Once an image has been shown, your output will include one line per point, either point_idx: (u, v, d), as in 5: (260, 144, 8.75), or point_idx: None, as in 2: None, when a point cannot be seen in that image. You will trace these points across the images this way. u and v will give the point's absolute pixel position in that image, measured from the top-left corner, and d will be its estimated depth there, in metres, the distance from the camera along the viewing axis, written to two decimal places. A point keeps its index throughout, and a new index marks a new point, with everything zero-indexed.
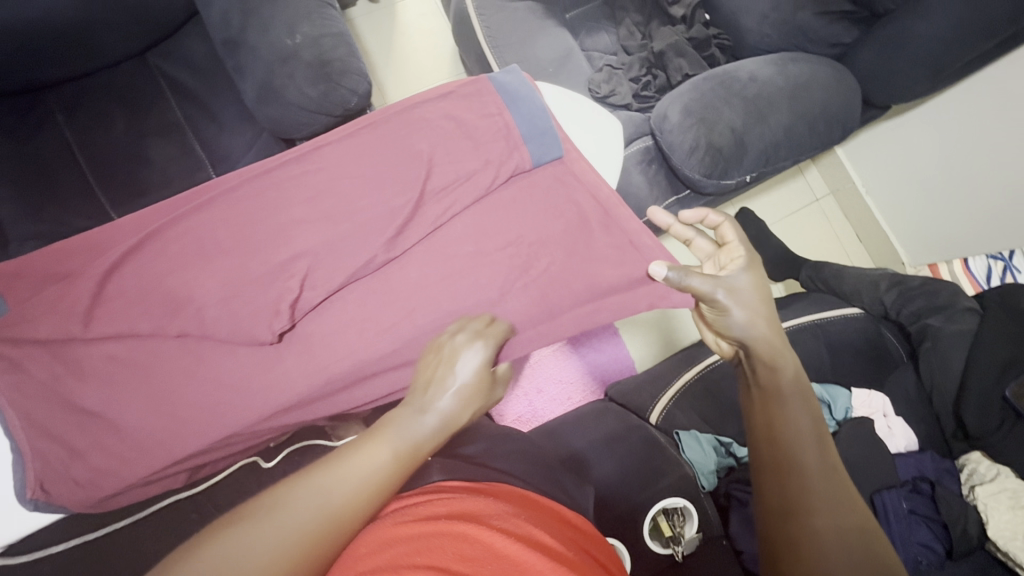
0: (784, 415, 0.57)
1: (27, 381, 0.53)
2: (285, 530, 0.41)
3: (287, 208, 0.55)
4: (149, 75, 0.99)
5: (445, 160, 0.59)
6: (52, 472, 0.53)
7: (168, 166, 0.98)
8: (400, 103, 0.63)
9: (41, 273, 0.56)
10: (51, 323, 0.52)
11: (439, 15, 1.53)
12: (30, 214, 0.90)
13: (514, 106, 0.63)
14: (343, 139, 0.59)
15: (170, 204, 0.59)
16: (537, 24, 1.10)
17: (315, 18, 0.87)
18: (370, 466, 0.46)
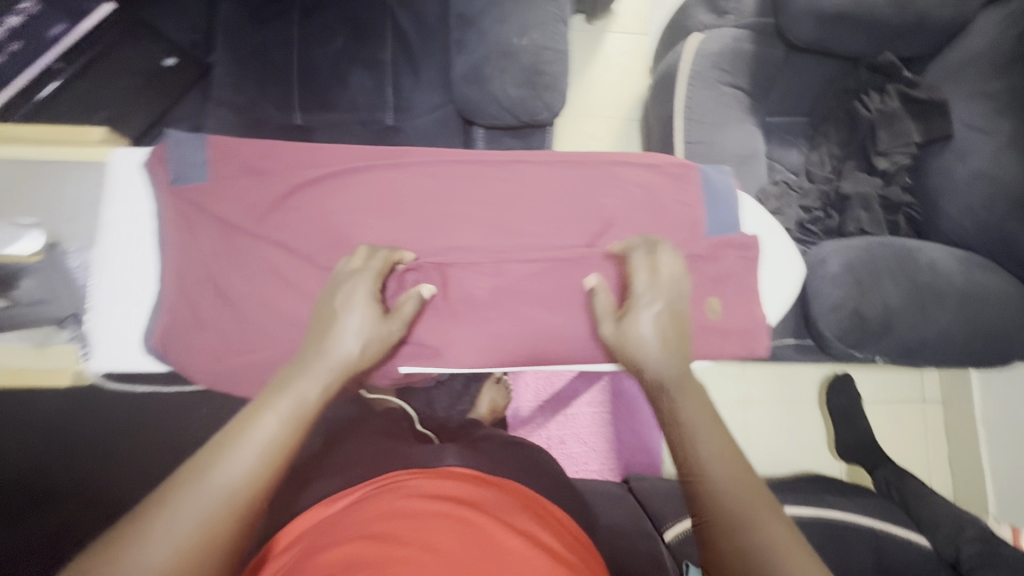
0: (710, 465, 0.46)
1: (189, 249, 0.59)
2: (207, 501, 0.40)
3: (470, 202, 0.58)
4: (380, 11, 1.06)
5: (629, 224, 0.59)
6: (165, 339, 0.58)
7: (358, 95, 1.04)
8: (606, 153, 0.63)
9: (235, 160, 0.61)
10: (234, 210, 0.58)
11: (640, 61, 1.55)
12: (237, 88, 1.02)
13: (714, 202, 0.61)
14: (541, 165, 0.61)
15: (356, 151, 0.62)
16: (737, 116, 1.10)
17: (547, 29, 0.90)
18: (277, 423, 0.45)
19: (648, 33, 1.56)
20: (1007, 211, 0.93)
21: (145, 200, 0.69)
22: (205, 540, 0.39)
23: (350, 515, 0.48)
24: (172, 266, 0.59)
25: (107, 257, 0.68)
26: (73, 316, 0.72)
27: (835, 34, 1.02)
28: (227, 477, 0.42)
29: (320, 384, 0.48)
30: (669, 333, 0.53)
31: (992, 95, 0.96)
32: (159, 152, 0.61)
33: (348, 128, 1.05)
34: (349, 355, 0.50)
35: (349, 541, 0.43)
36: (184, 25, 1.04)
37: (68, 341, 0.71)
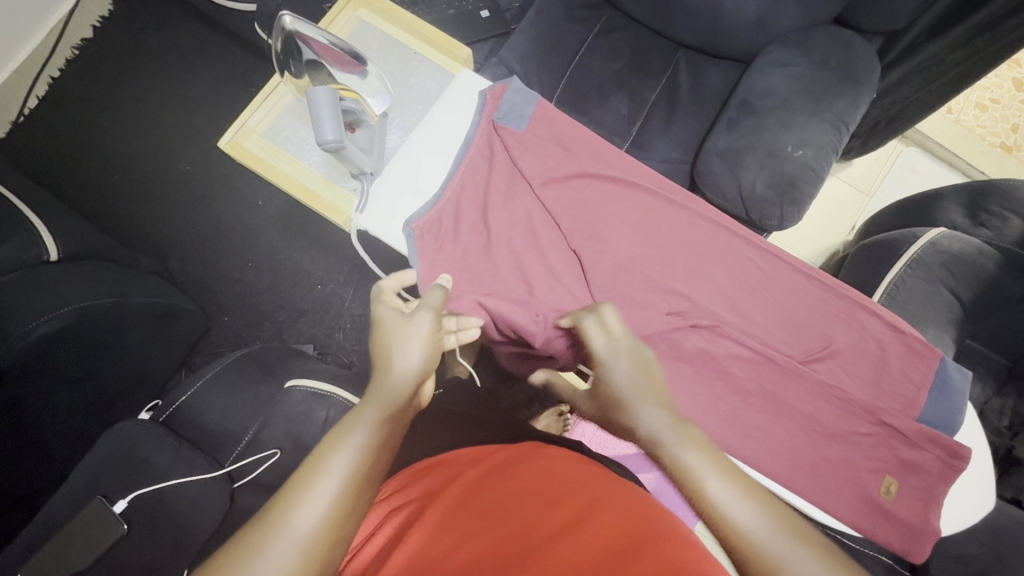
0: (708, 498, 0.50)
1: (481, 176, 0.76)
2: (310, 516, 0.46)
3: (720, 271, 0.73)
4: (668, 61, 1.14)
5: (841, 363, 0.69)
6: (445, 229, 0.73)
7: (611, 114, 1.11)
8: (858, 293, 0.72)
9: (545, 133, 0.78)
10: (531, 166, 0.75)
11: (850, 217, 1.53)
12: (522, 53, 1.10)
13: (935, 391, 0.68)
14: (797, 275, 0.73)
15: (632, 170, 0.78)
16: (942, 321, 1.04)
17: (822, 153, 0.92)
18: (349, 455, 0.50)
19: (873, 196, 1.54)
20: None
21: (465, 116, 0.79)
22: (302, 571, 0.44)
23: (522, 477, 0.58)
24: (479, 183, 0.76)
25: (417, 142, 0.78)
26: (370, 174, 0.75)
27: None
28: (298, 520, 0.46)
29: (368, 423, 0.53)
30: (644, 376, 0.61)
31: None
32: (499, 90, 0.77)
33: None
34: (397, 392, 0.57)
35: (544, 499, 0.53)
36: None
37: (350, 191, 0.78)
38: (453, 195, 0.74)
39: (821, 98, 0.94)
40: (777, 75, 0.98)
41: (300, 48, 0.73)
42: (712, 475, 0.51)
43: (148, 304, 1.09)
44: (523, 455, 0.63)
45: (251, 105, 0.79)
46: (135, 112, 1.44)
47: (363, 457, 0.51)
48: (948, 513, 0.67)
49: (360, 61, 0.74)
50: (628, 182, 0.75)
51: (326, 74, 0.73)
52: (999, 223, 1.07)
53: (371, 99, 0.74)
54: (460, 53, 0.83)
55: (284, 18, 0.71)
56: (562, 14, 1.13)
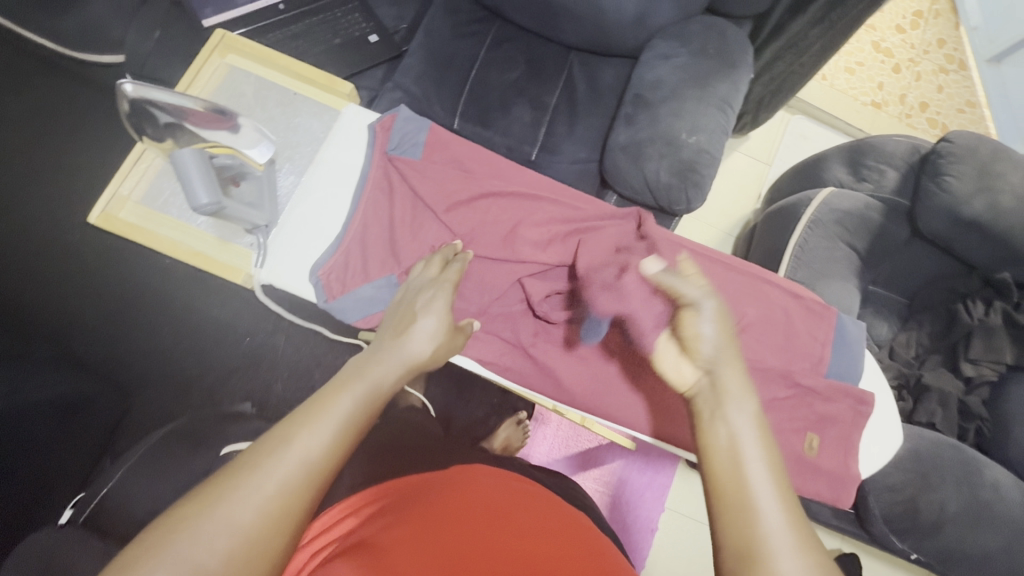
0: (743, 470, 0.44)
1: (385, 208, 0.75)
2: (272, 489, 0.41)
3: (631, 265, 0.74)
4: (562, 65, 1.17)
5: (755, 335, 0.72)
6: (352, 267, 0.72)
7: (515, 122, 1.12)
8: (759, 268, 0.76)
9: (443, 156, 0.78)
10: (434, 190, 0.75)
11: (756, 187, 1.63)
12: (417, 75, 1.10)
13: (838, 347, 0.73)
14: (702, 257, 0.76)
15: (535, 180, 0.80)
16: (845, 273, 1.13)
17: (714, 135, 0.98)
18: (346, 416, 0.48)
19: (772, 164, 1.65)
20: None
21: (359, 153, 0.79)
22: (257, 535, 0.40)
23: (454, 506, 0.57)
24: (383, 216, 0.75)
25: (313, 186, 0.77)
26: (264, 226, 0.72)
27: (963, 239, 1.07)
28: (307, 451, 0.44)
29: (365, 396, 0.50)
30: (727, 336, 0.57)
31: None
32: (388, 121, 0.78)
33: (494, 147, 1.12)
34: (389, 377, 0.54)
35: (494, 526, 0.54)
36: (396, 12, 1.18)
37: (247, 246, 0.75)
38: (356, 233, 0.74)
39: (704, 84, 1.00)
40: (662, 67, 1.03)
41: (152, 113, 0.66)
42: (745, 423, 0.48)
43: (47, 398, 1.00)
44: (463, 483, 0.62)
45: (120, 172, 0.74)
46: (5, 185, 1.30)
47: (353, 426, 0.48)
48: (869, 454, 0.73)
49: (226, 115, 0.69)
50: (531, 193, 0.77)
51: (190, 134, 0.67)
52: (876, 175, 1.18)
53: (251, 150, 0.70)
54: (342, 89, 0.81)
55: (125, 88, 0.64)
56: (452, 31, 1.14)
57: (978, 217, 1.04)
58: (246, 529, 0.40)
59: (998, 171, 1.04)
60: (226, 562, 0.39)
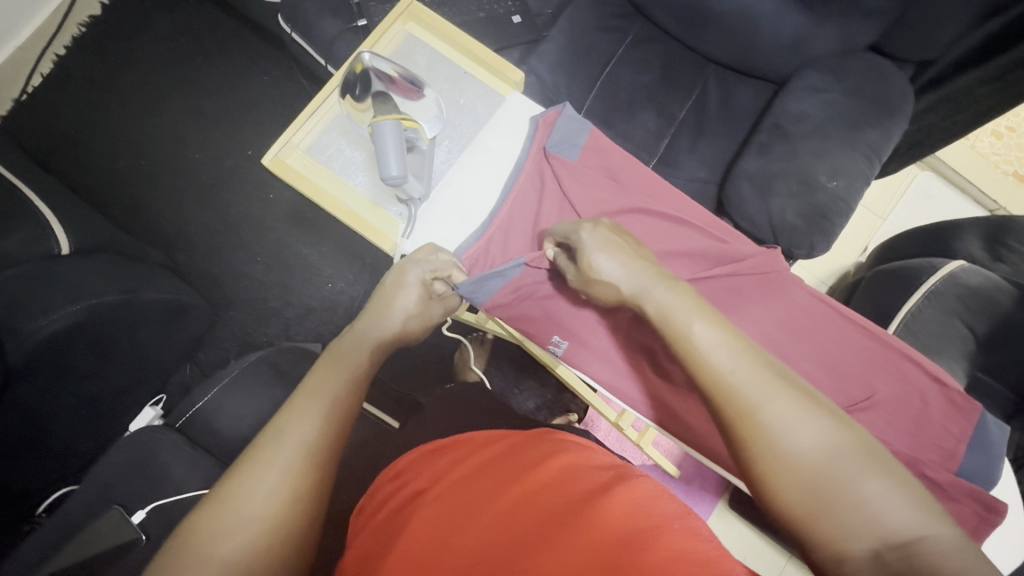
0: (740, 383, 0.47)
1: (527, 203, 0.76)
2: (275, 476, 0.47)
3: (765, 311, 0.72)
4: (699, 78, 1.13)
5: (883, 412, 0.69)
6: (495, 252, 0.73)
7: (640, 128, 1.10)
8: (900, 343, 0.73)
9: (590, 162, 0.79)
10: (575, 194, 0.75)
11: (862, 239, 1.53)
12: (552, 63, 1.09)
13: (972, 446, 0.68)
14: (845, 321, 0.74)
15: (673, 203, 0.78)
16: (953, 355, 1.07)
17: (854, 184, 0.92)
18: (331, 397, 0.53)
19: (886, 219, 1.54)
20: None
21: (516, 143, 0.80)
22: (279, 508, 0.46)
23: (514, 469, 0.57)
24: (527, 213, 0.76)
25: (465, 168, 0.78)
26: (418, 200, 0.74)
27: None
28: (303, 435, 0.50)
29: (343, 378, 0.56)
30: (640, 248, 0.62)
31: None
32: (552, 117, 0.78)
33: None
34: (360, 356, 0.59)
35: (549, 495, 0.52)
36: None
37: (396, 215, 0.77)
38: (502, 223, 0.75)
39: (856, 128, 0.94)
40: (813, 101, 0.97)
41: (367, 81, 0.73)
42: (724, 342, 0.49)
43: (158, 301, 1.06)
44: (528, 441, 0.62)
45: (295, 122, 0.77)
46: (144, 95, 1.39)
47: (335, 407, 0.53)
48: None
49: (417, 86, 0.76)
50: (666, 215, 0.76)
51: (390, 103, 0.71)
52: (1017, 259, 1.09)
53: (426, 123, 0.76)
54: (512, 75, 0.81)
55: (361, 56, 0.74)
56: (595, 23, 1.12)
57: None
58: (264, 508, 0.46)
59: None
60: (251, 542, 0.44)
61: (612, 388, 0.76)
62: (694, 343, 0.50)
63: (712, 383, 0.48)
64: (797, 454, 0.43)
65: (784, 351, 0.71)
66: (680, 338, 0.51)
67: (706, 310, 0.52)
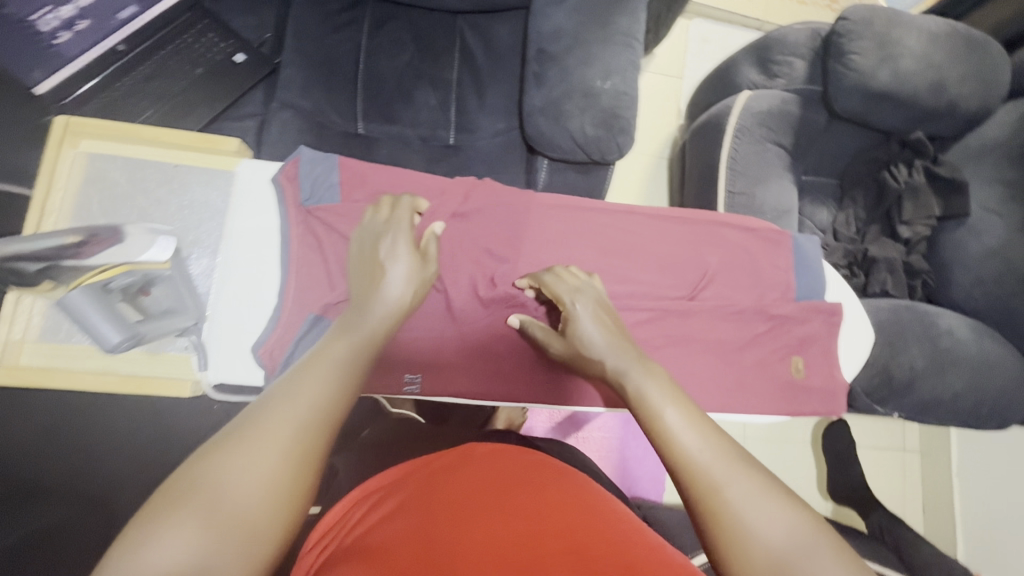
0: (705, 463, 0.45)
1: (318, 262, 0.70)
2: (264, 452, 0.39)
3: (588, 244, 0.75)
4: (453, 34, 1.09)
5: (719, 281, 0.76)
6: (298, 331, 0.67)
7: (423, 111, 1.06)
8: (709, 213, 0.79)
9: (365, 184, 0.74)
10: (362, 226, 0.70)
11: (673, 101, 1.62)
12: (303, 88, 1.01)
13: (797, 271, 0.78)
14: (655, 218, 0.77)
15: (464, 182, 0.76)
16: (780, 173, 1.17)
17: (628, 75, 0.95)
18: (336, 379, 0.46)
19: (684, 76, 1.64)
20: (1015, 288, 1.03)
21: (269, 212, 0.74)
22: (255, 495, 0.37)
23: (455, 495, 0.51)
24: (318, 273, 0.69)
25: (233, 264, 0.72)
26: (195, 325, 0.69)
27: (878, 110, 1.11)
28: (294, 418, 0.41)
29: (354, 360, 0.48)
30: (618, 331, 0.61)
31: (1007, 182, 1.07)
32: (293, 169, 0.72)
33: (409, 143, 1.06)
34: (338, 389, 0.45)
35: (490, 510, 0.48)
36: (255, 20, 1.05)
37: (183, 349, 0.71)
38: (297, 301, 0.68)
39: (605, 22, 0.95)
40: (558, 13, 0.97)
41: (24, 264, 0.58)
42: (687, 429, 0.47)
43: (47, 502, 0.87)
44: (449, 466, 0.57)
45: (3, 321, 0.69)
46: None
47: (338, 384, 0.45)
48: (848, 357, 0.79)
49: (109, 230, 0.60)
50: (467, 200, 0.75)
51: (72, 269, 0.60)
52: (787, 69, 1.19)
53: (149, 252, 0.61)
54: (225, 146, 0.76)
55: None
56: (322, 26, 1.04)
57: (887, 87, 1.07)
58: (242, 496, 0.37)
59: (896, 39, 1.07)
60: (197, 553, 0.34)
61: (489, 389, 0.74)
62: (662, 425, 0.48)
63: (682, 461, 0.46)
64: (759, 545, 0.41)
65: (625, 275, 0.74)
66: (652, 423, 0.49)
67: (669, 393, 0.51)
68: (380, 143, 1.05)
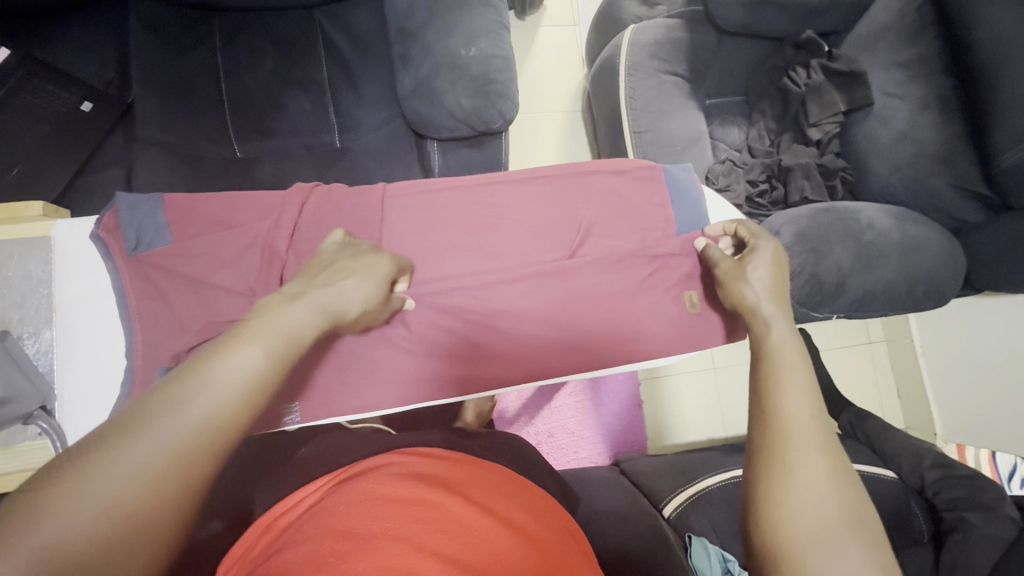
0: (794, 425, 0.49)
1: (167, 311, 0.66)
2: (147, 459, 0.34)
3: (466, 224, 0.74)
4: (312, 30, 1.02)
5: (604, 231, 0.76)
6: (152, 383, 0.64)
7: (299, 118, 1.00)
8: (575, 165, 0.79)
9: (224, 214, 0.71)
10: (208, 261, 0.67)
11: (575, 50, 1.57)
12: (162, 122, 0.94)
13: (678, 202, 0.79)
14: (520, 185, 0.77)
15: (319, 191, 0.73)
16: (681, 102, 1.14)
17: (493, 36, 0.90)
18: (239, 377, 0.39)
19: (581, 22, 1.58)
20: (929, 167, 1.01)
21: (99, 269, 0.70)
22: (126, 514, 0.32)
23: (384, 514, 0.46)
24: (170, 322, 0.66)
25: (83, 332, 0.69)
26: (41, 409, 0.66)
27: (761, 17, 1.09)
28: (182, 423, 0.36)
29: (265, 351, 0.42)
30: (782, 297, 0.64)
31: (907, 62, 1.04)
32: (111, 220, 0.68)
33: (293, 153, 1.01)
34: (233, 407, 0.38)
35: (431, 529, 0.45)
36: (95, 61, 0.98)
37: (37, 436, 0.67)
38: (147, 354, 0.65)
39: None
40: None
41: None
42: (797, 397, 0.51)
43: None
44: (373, 480, 0.53)
45: None
46: None
47: (241, 380, 0.39)
48: None
49: None
50: (330, 204, 0.72)
51: None
52: None
53: None
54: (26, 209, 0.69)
55: None
56: (168, 51, 0.97)
57: None
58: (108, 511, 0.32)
59: None
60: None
61: (395, 398, 0.71)
62: (776, 381, 0.53)
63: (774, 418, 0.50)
64: (803, 509, 0.44)
65: (506, 248, 0.74)
66: (765, 377, 0.54)
67: (799, 363, 0.55)
68: (263, 161, 1.00)
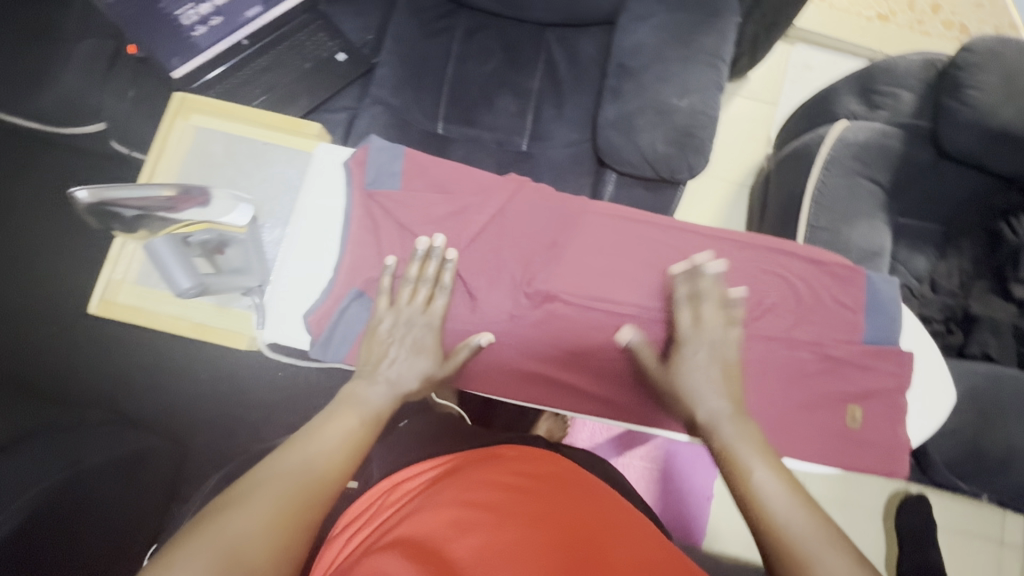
0: (794, 525, 0.49)
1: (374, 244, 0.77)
2: (277, 491, 0.49)
3: (648, 260, 0.78)
4: (540, 45, 1.12)
5: (779, 314, 0.76)
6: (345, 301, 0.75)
7: (502, 117, 1.09)
8: (774, 240, 0.79)
9: (431, 179, 0.79)
10: (416, 213, 0.76)
11: (763, 129, 1.54)
12: (393, 87, 1.08)
13: (871, 314, 0.77)
14: (711, 240, 0.79)
15: (524, 186, 0.80)
16: (870, 212, 1.06)
17: (708, 94, 0.92)
18: (331, 445, 0.56)
19: (778, 104, 1.56)
20: None
21: (328, 190, 0.81)
22: (260, 526, 0.45)
23: (488, 488, 0.57)
24: (373, 254, 0.76)
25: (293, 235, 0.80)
26: (258, 287, 0.77)
27: (995, 152, 1.00)
28: (288, 471, 0.51)
29: (348, 421, 0.60)
30: (732, 380, 0.66)
31: None
32: (362, 155, 0.78)
33: (484, 145, 1.10)
34: (326, 458, 0.54)
35: (520, 503, 0.54)
36: (360, 23, 1.14)
37: (247, 307, 0.80)
38: (349, 274, 0.75)
39: (688, 41, 0.94)
40: (642, 30, 0.96)
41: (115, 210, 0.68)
42: (779, 491, 0.52)
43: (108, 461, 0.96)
44: (471, 466, 0.63)
45: (110, 260, 0.81)
46: None
47: (332, 446, 0.56)
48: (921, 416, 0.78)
49: (200, 192, 0.70)
50: (530, 203, 0.79)
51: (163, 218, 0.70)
52: (891, 101, 1.11)
53: (228, 216, 0.71)
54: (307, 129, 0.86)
55: (80, 193, 0.64)
56: (418, 31, 1.11)
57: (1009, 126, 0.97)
58: (254, 527, 0.45)
59: None
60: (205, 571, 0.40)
61: (537, 391, 0.78)
62: (752, 484, 0.54)
63: (776, 536, 0.49)
64: None
65: (669, 295, 0.75)
66: (739, 484, 0.55)
67: (766, 457, 0.56)
68: (457, 144, 1.09)
